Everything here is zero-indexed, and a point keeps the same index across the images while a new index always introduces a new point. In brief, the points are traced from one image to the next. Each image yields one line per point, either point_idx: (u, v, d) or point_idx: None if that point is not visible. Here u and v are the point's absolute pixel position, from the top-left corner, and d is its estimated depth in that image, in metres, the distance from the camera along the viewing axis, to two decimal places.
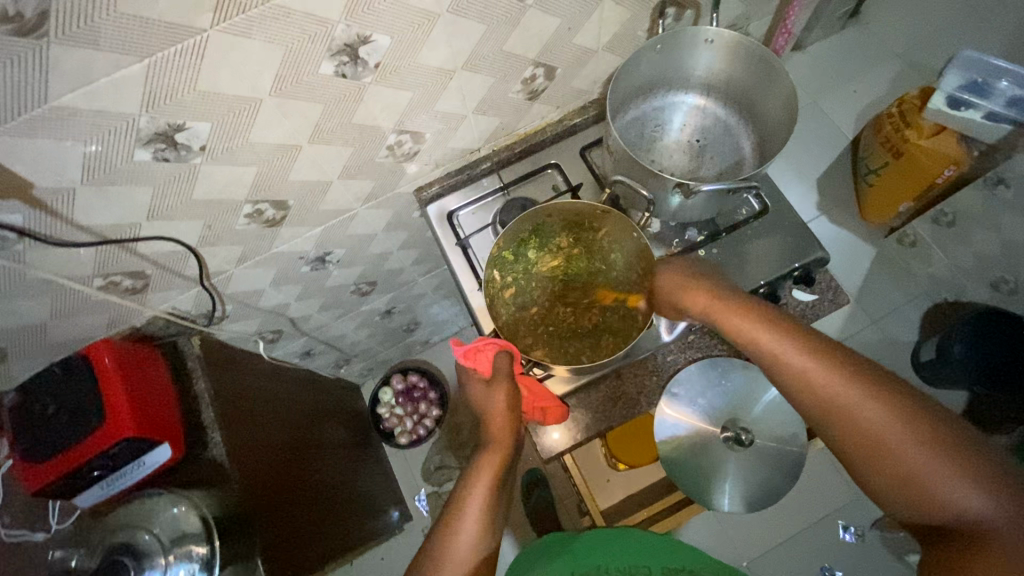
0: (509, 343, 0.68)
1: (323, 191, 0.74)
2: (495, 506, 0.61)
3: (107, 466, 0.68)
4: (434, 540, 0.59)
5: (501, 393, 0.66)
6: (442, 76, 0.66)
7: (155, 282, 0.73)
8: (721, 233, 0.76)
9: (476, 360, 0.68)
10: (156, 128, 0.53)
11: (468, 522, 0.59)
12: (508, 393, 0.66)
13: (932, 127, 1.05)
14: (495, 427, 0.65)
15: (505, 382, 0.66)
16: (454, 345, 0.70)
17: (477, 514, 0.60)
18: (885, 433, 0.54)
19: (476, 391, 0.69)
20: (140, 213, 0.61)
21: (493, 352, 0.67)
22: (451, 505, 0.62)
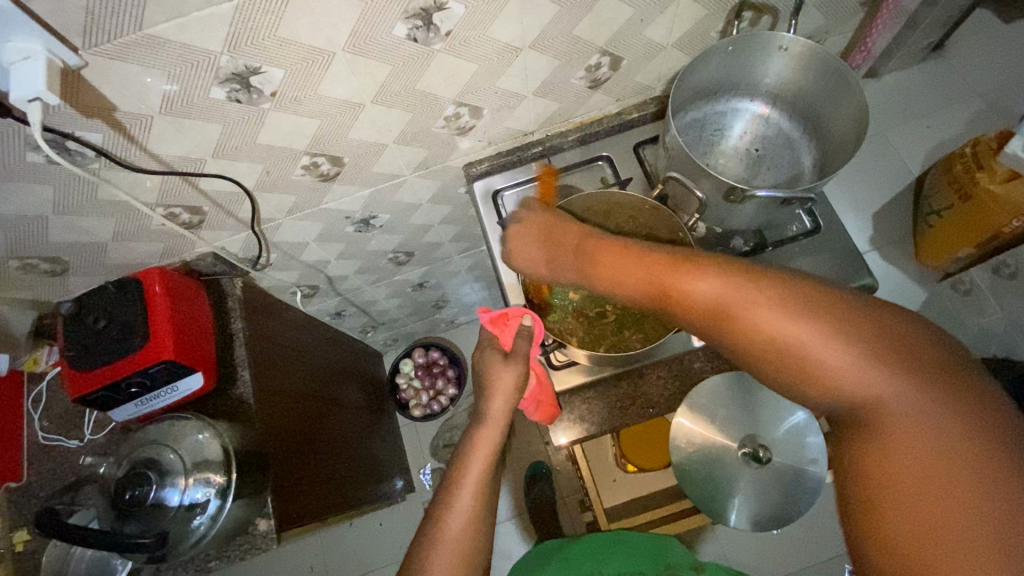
0: (536, 319, 0.67)
1: (378, 152, 0.75)
2: (489, 488, 0.60)
3: (143, 385, 0.72)
4: (436, 518, 0.58)
5: (514, 370, 0.64)
6: (509, 53, 0.66)
7: (210, 220, 0.77)
8: (768, 245, 0.74)
9: (502, 330, 0.67)
10: (235, 68, 0.55)
11: (464, 503, 0.58)
12: (520, 372, 0.64)
13: (1005, 172, 1.04)
14: (494, 404, 0.63)
15: (520, 361, 0.65)
16: (478, 313, 0.68)
17: (474, 491, 0.59)
18: (830, 368, 0.43)
19: (487, 360, 0.66)
20: (207, 149, 0.64)
21: (519, 323, 0.67)
22: (446, 484, 0.60)
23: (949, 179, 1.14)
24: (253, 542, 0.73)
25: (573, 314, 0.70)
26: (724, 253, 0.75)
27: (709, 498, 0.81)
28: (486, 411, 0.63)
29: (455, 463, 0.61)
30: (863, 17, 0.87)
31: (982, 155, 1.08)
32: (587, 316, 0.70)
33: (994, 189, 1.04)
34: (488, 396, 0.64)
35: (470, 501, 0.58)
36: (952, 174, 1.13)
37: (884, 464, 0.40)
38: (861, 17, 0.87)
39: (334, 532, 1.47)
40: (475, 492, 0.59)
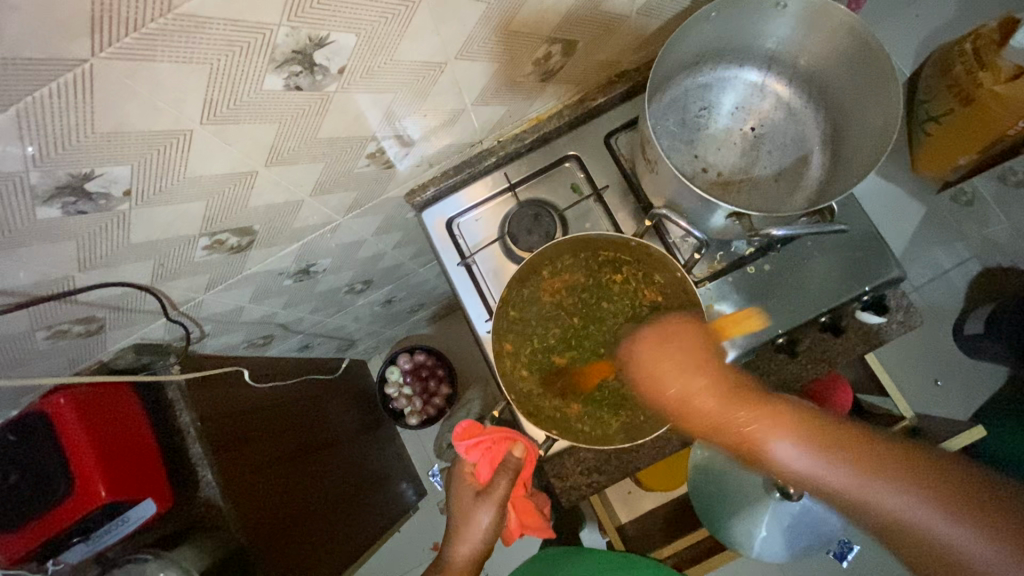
0: (510, 432, 0.58)
1: (295, 209, 0.61)
2: None
3: (87, 529, 0.63)
4: None
5: (484, 515, 0.60)
6: (431, 69, 0.50)
7: (112, 322, 0.63)
8: (776, 246, 0.63)
9: (479, 458, 0.59)
10: (56, 181, 0.40)
11: None
12: (491, 514, 0.60)
13: (1011, 68, 0.95)
14: (463, 544, 0.61)
15: (495, 503, 0.60)
16: (456, 429, 0.61)
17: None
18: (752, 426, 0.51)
19: (464, 489, 0.62)
20: (70, 266, 0.50)
21: (506, 450, 0.59)
22: None
23: (948, 81, 1.04)
24: None
25: (563, 379, 0.58)
26: (725, 259, 0.65)
27: (717, 514, 0.76)
28: (449, 557, 0.63)
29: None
30: None
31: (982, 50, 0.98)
32: (579, 377, 0.58)
33: (1000, 89, 0.95)
34: (455, 540, 0.62)
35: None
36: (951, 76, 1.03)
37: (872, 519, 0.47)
38: None
39: None
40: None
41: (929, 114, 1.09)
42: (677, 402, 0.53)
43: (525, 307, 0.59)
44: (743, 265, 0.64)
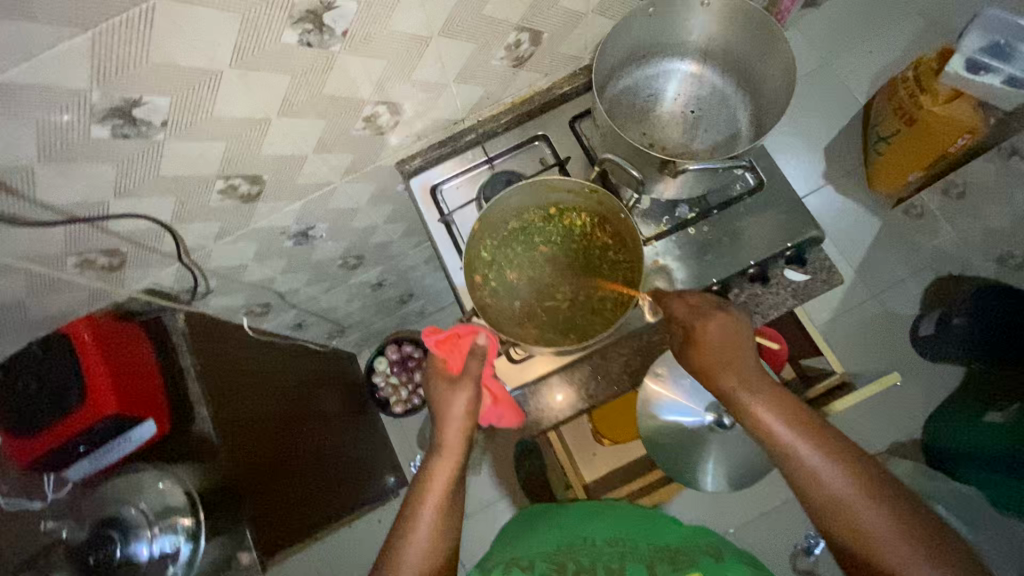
0: (481, 327, 0.69)
1: (299, 164, 0.71)
2: (449, 509, 0.62)
3: (92, 442, 0.69)
4: (397, 543, 0.59)
5: (463, 392, 0.67)
6: (418, 43, 0.62)
7: (132, 259, 0.72)
8: (712, 210, 0.74)
9: (451, 351, 0.68)
10: (111, 103, 0.50)
11: (423, 530, 0.59)
12: (469, 392, 0.67)
13: (948, 93, 1.19)
14: (451, 427, 0.66)
15: (471, 382, 0.67)
16: (426, 337, 0.69)
17: (435, 508, 0.61)
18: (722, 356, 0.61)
19: (439, 386, 0.68)
20: (108, 190, 0.59)
21: (472, 339, 0.68)
22: (413, 493, 0.64)
23: (896, 105, 1.30)
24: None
25: (524, 309, 0.67)
26: (670, 222, 0.75)
27: (674, 462, 0.83)
28: (440, 441, 0.66)
29: (419, 479, 0.65)
30: None
31: (923, 80, 1.24)
32: (539, 307, 0.67)
33: (938, 110, 1.19)
34: (441, 425, 0.67)
35: (431, 519, 0.60)
36: (897, 101, 1.29)
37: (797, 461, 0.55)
38: None
39: (333, 536, 1.48)
40: (434, 519, 0.60)
41: (881, 135, 1.35)
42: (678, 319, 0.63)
43: (497, 239, 0.69)
44: (685, 226, 0.74)
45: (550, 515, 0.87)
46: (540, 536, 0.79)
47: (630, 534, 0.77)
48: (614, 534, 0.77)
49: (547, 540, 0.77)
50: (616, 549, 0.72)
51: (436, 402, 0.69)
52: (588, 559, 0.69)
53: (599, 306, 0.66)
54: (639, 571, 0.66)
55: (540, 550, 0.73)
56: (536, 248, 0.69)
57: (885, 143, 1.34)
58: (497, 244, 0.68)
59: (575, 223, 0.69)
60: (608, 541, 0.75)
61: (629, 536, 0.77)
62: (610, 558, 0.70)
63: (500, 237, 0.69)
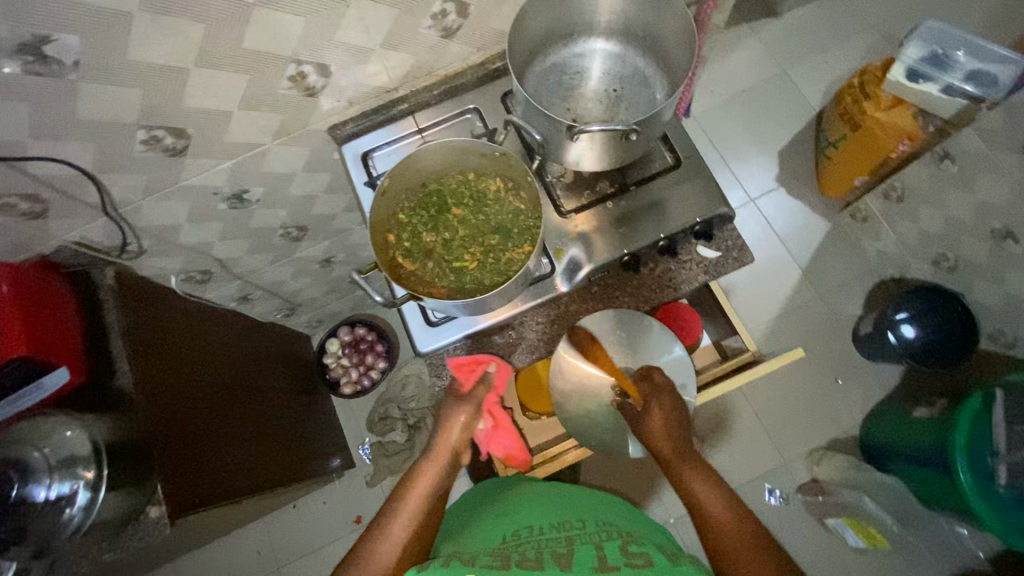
0: (497, 358, 0.77)
1: (225, 121, 0.72)
2: (428, 512, 0.67)
3: (3, 383, 0.70)
4: (369, 542, 0.63)
5: (465, 412, 0.76)
6: (338, 4, 0.64)
7: (56, 208, 0.73)
8: (630, 186, 0.76)
9: (468, 373, 0.76)
10: (17, 36, 0.52)
11: (399, 527, 0.64)
12: (469, 414, 0.77)
13: (889, 98, 1.24)
14: (450, 438, 0.75)
15: (474, 404, 0.77)
16: (447, 360, 0.77)
17: (410, 516, 0.65)
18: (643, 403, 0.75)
19: (449, 400, 0.77)
20: (20, 129, 0.60)
21: (484, 366, 0.77)
22: (391, 500, 0.68)
23: (842, 111, 1.35)
24: (145, 529, 0.73)
25: (431, 268, 0.69)
26: (589, 196, 0.77)
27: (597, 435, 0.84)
28: (433, 450, 0.74)
29: (404, 481, 0.71)
30: None
31: (867, 85, 1.28)
32: (447, 265, 0.69)
33: (881, 116, 1.24)
34: (439, 436, 0.76)
35: (406, 521, 0.65)
36: (844, 105, 1.34)
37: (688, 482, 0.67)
38: None
39: (277, 518, 1.48)
40: (408, 522, 0.65)
41: (830, 139, 1.41)
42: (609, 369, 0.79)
43: (410, 200, 0.71)
44: (603, 201, 0.76)
45: (496, 504, 0.85)
46: (485, 529, 0.76)
47: (579, 517, 0.76)
48: (564, 518, 0.75)
49: (491, 534, 0.74)
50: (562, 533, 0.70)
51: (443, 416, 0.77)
52: (533, 546, 0.67)
53: (503, 266, 0.68)
54: (587, 548, 0.65)
55: (483, 544, 0.70)
56: (449, 210, 0.71)
57: (833, 149, 1.40)
58: (410, 206, 0.70)
59: (487, 188, 0.71)
60: (555, 525, 0.73)
61: (576, 519, 0.75)
62: (556, 539, 0.68)
63: (415, 199, 0.71)
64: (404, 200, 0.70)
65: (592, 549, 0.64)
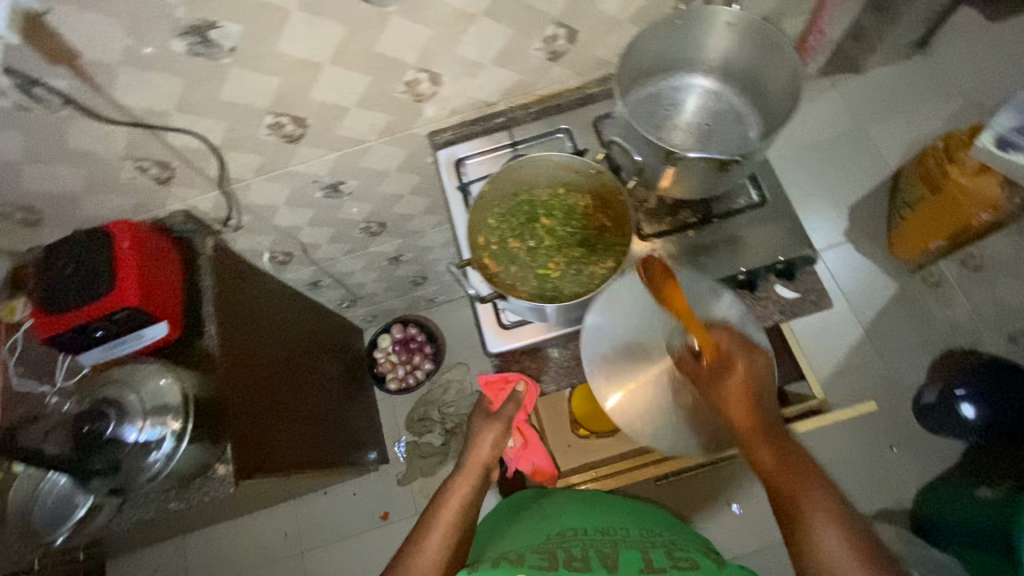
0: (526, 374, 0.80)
1: (341, 115, 0.78)
2: (466, 519, 0.70)
3: (110, 329, 0.76)
4: (411, 543, 0.66)
5: (495, 429, 0.80)
6: (463, 19, 0.69)
7: (179, 177, 0.80)
8: (713, 217, 0.78)
9: (498, 390, 0.80)
10: (191, 21, 0.58)
11: (440, 527, 0.67)
12: (498, 431, 0.80)
13: (974, 166, 1.16)
14: (482, 452, 0.78)
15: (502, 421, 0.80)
16: (478, 376, 0.82)
17: (450, 518, 0.68)
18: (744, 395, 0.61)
19: (478, 417, 0.81)
20: (171, 103, 0.67)
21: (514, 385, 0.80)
22: (430, 507, 0.71)
23: (922, 173, 1.27)
24: (213, 485, 0.77)
25: (517, 271, 0.71)
26: (671, 223, 0.78)
27: None
28: (464, 463, 0.77)
29: (439, 490, 0.74)
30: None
31: (953, 150, 1.20)
32: (531, 271, 0.71)
33: (964, 182, 1.16)
34: (470, 451, 0.79)
35: (440, 527, 0.67)
36: (924, 167, 1.26)
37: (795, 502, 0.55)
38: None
39: (308, 503, 1.52)
40: (446, 525, 0.67)
41: (905, 200, 1.34)
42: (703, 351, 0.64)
43: (502, 207, 0.74)
44: (685, 229, 0.78)
45: (540, 504, 0.86)
46: (531, 527, 0.79)
47: (622, 524, 0.78)
48: (608, 523, 0.78)
49: (535, 533, 0.76)
50: (606, 537, 0.74)
51: (474, 432, 0.80)
52: (581, 546, 0.70)
53: (586, 278, 0.70)
54: (632, 556, 0.68)
55: (529, 541, 0.73)
56: (538, 220, 0.74)
57: (908, 210, 1.33)
58: (502, 213, 0.74)
59: (575, 204, 0.74)
60: (600, 530, 0.75)
61: (620, 527, 0.77)
62: (601, 543, 0.71)
63: (506, 207, 0.75)
64: (498, 206, 0.74)
65: (637, 558, 0.67)
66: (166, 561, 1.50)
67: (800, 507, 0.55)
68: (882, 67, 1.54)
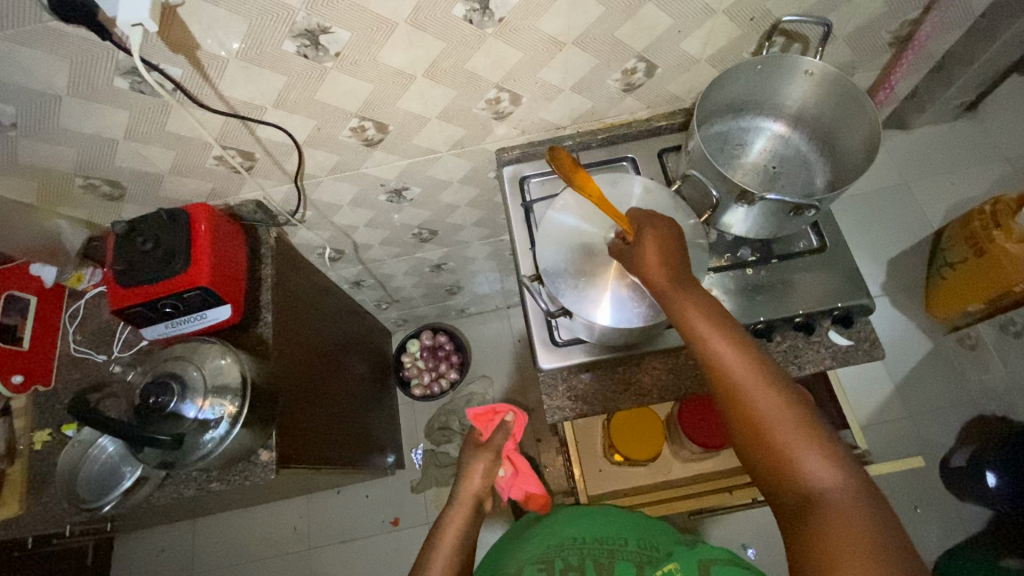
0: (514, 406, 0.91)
1: (421, 125, 0.81)
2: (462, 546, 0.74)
3: (177, 307, 0.78)
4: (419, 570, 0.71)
5: (485, 457, 0.87)
6: (554, 46, 0.72)
7: (259, 168, 0.83)
8: (773, 257, 0.79)
9: (486, 422, 0.91)
10: (307, 25, 0.61)
11: (441, 556, 0.72)
12: (488, 461, 0.87)
13: (1021, 232, 1.12)
14: (472, 483, 0.84)
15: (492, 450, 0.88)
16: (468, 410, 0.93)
17: (447, 550, 0.73)
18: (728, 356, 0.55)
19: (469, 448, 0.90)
20: (270, 98, 0.70)
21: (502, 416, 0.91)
22: (432, 540, 0.75)
23: (967, 233, 1.24)
24: (253, 470, 0.79)
25: None
26: (731, 259, 0.80)
27: None
28: (456, 495, 0.83)
29: (438, 524, 0.78)
30: (890, 55, 0.95)
31: (998, 215, 1.17)
32: None
33: (1009, 247, 1.13)
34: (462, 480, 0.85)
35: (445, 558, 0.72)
36: (970, 229, 1.23)
37: (778, 455, 0.50)
38: (887, 56, 0.94)
39: (320, 499, 1.52)
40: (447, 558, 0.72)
41: (947, 259, 1.32)
42: (691, 312, 0.57)
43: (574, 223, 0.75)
44: (744, 267, 0.79)
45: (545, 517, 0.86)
46: (534, 540, 0.79)
47: (623, 530, 0.76)
48: (608, 530, 0.76)
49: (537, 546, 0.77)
50: (603, 546, 0.73)
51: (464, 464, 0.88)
52: (577, 555, 0.72)
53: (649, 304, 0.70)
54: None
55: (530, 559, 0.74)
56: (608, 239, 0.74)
57: (950, 269, 1.31)
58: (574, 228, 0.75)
59: None
60: (598, 540, 0.74)
61: (619, 534, 0.75)
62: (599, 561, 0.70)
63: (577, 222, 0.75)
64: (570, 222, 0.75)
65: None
66: (174, 542, 1.50)
67: (785, 461, 0.49)
68: (931, 127, 1.55)
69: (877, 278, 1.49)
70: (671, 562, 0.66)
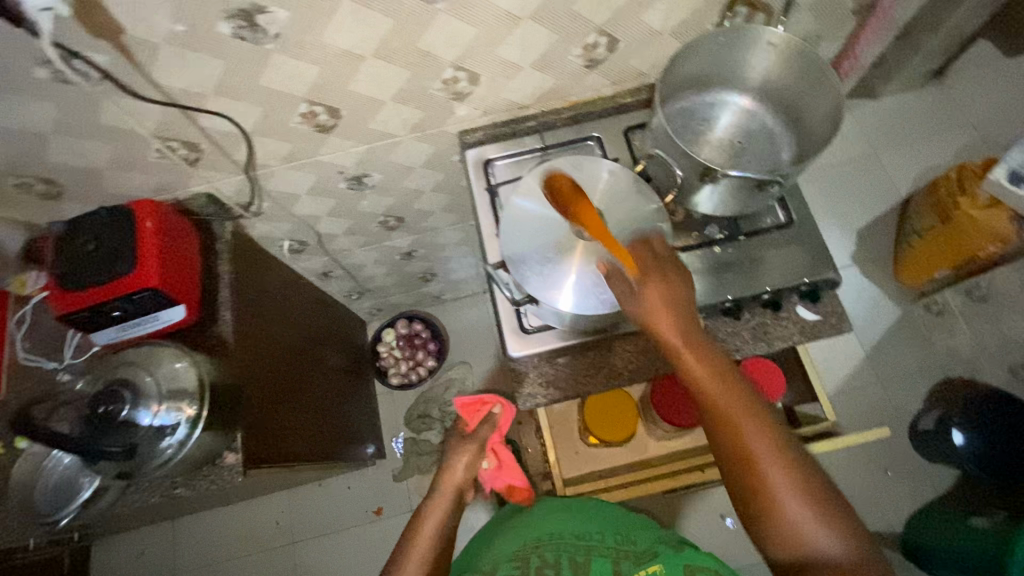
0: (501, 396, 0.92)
1: (376, 108, 0.78)
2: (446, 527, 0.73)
3: (125, 310, 0.75)
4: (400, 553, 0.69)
5: (469, 448, 0.87)
6: (510, 21, 0.69)
7: (206, 159, 0.79)
8: (741, 235, 0.78)
9: (473, 411, 0.91)
10: (241, 4, 0.57)
11: (425, 535, 0.71)
12: (473, 451, 0.87)
13: (986, 199, 1.13)
14: (456, 472, 0.84)
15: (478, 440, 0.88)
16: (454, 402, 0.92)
17: (430, 528, 0.72)
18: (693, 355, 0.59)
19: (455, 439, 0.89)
20: (209, 84, 0.66)
21: (490, 407, 0.92)
22: (410, 527, 0.73)
23: (936, 200, 1.26)
24: (219, 473, 0.76)
25: None
26: (699, 237, 0.78)
27: None
28: (438, 484, 0.82)
29: (421, 510, 0.77)
30: (855, 24, 0.93)
31: (966, 181, 1.18)
32: None
33: (975, 214, 1.14)
34: (444, 471, 0.84)
35: (427, 543, 0.70)
36: (938, 196, 1.24)
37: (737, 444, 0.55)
38: (852, 24, 0.92)
39: (301, 494, 1.50)
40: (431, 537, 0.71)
41: (915, 227, 1.33)
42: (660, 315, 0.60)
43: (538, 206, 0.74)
44: (712, 245, 0.78)
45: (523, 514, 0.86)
46: (511, 534, 0.79)
47: (601, 528, 0.76)
48: (586, 529, 0.76)
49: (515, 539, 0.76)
50: (580, 541, 0.73)
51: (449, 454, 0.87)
52: (555, 548, 0.71)
53: None
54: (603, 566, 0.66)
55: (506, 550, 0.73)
56: None
57: (919, 237, 1.32)
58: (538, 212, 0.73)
59: None
60: (575, 535, 0.74)
61: (597, 531, 0.75)
62: (576, 553, 0.70)
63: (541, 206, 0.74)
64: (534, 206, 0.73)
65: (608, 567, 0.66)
66: (154, 544, 1.48)
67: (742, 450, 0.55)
68: (898, 96, 1.56)
69: (847, 248, 1.51)
70: (653, 561, 0.65)
